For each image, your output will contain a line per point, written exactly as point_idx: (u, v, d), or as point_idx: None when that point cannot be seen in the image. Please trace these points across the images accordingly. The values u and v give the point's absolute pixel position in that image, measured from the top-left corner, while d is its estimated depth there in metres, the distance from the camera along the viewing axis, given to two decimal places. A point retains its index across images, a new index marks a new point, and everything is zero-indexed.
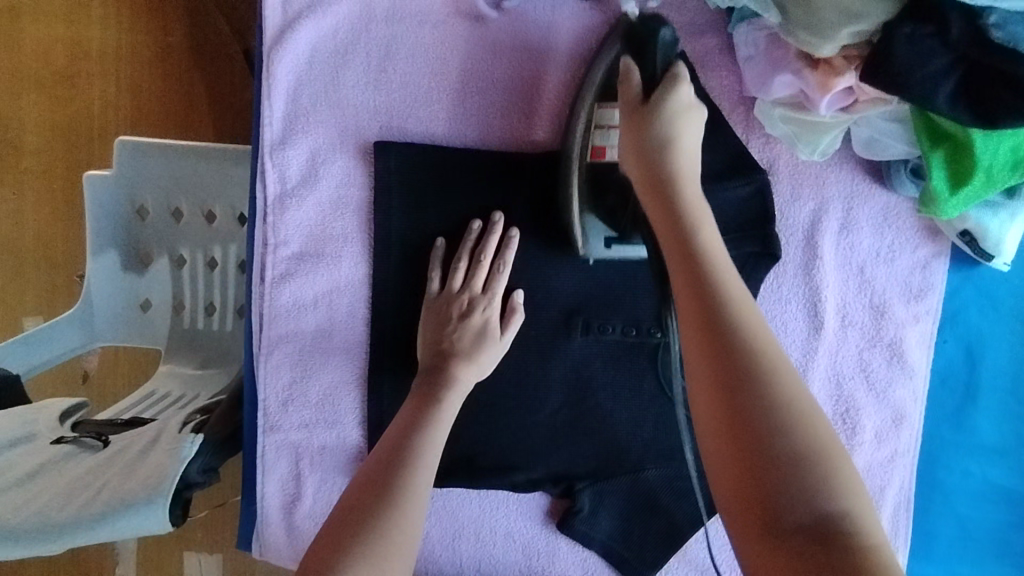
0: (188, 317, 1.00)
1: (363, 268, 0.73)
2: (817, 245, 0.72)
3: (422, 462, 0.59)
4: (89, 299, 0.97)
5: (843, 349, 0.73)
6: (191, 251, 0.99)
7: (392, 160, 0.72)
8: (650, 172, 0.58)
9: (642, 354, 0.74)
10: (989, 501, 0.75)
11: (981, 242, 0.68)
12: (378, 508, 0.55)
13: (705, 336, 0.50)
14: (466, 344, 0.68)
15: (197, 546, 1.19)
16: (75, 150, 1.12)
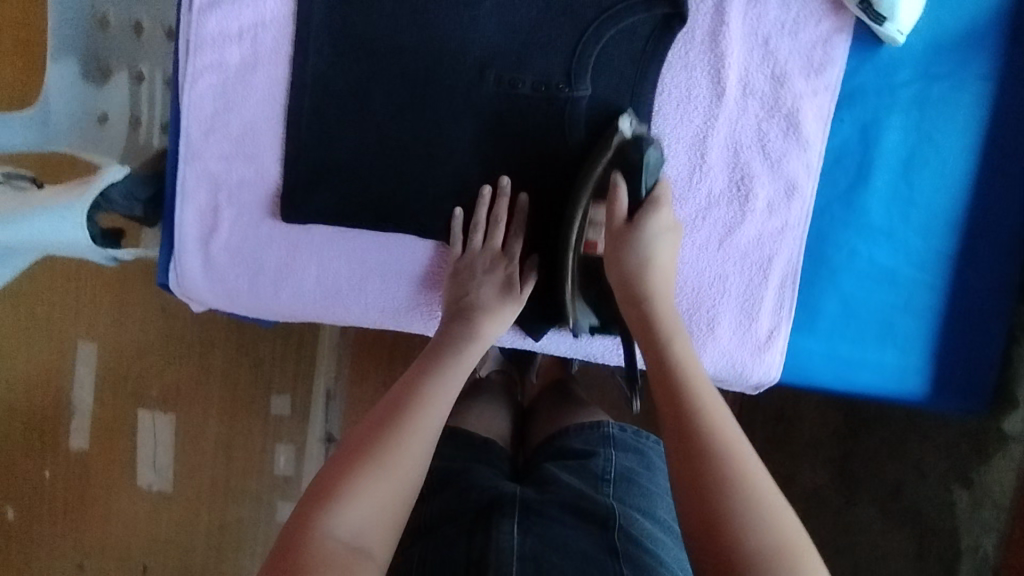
0: (144, 133, 1.01)
1: (289, 7, 0.76)
2: (725, 12, 0.75)
3: (431, 399, 0.62)
4: (46, 100, 0.96)
5: (743, 118, 0.77)
6: (150, 67, 1.00)
7: None
8: (627, 287, 0.69)
9: (550, 111, 0.77)
10: (874, 281, 0.79)
11: (876, 5, 0.72)
12: (383, 442, 0.57)
13: (689, 476, 0.53)
14: (491, 296, 0.75)
15: (150, 406, 1.27)
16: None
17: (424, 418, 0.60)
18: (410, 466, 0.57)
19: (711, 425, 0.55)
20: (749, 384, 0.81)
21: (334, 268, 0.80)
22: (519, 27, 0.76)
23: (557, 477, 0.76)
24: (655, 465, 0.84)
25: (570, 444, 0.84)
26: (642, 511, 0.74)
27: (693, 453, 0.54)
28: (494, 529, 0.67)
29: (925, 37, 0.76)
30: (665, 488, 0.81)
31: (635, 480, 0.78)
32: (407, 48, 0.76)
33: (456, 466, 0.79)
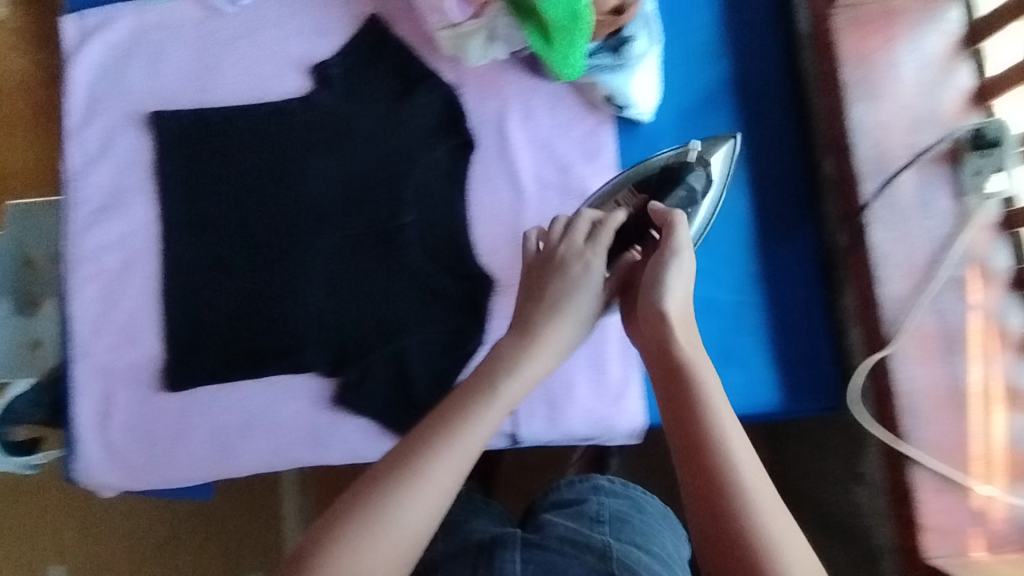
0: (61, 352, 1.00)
1: (152, 212, 0.91)
2: (507, 131, 0.92)
3: (452, 445, 0.59)
4: None
5: (545, 206, 0.90)
6: None
7: (165, 125, 0.92)
8: (664, 353, 0.64)
9: (384, 241, 0.90)
10: (702, 312, 0.88)
11: (617, 98, 0.88)
12: (396, 491, 0.56)
13: (708, 538, 0.55)
14: (578, 273, 0.71)
15: None
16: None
17: (441, 460, 0.58)
18: (391, 546, 0.55)
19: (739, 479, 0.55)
20: (623, 436, 0.87)
21: (222, 422, 0.87)
22: (343, 180, 0.90)
23: (553, 521, 0.79)
24: (647, 506, 0.84)
25: (560, 495, 0.85)
26: (642, 547, 0.77)
27: (712, 508, 0.55)
28: (495, 558, 0.75)
29: (675, 109, 0.91)
30: (660, 526, 0.82)
31: (629, 519, 0.80)
32: (254, 220, 0.90)
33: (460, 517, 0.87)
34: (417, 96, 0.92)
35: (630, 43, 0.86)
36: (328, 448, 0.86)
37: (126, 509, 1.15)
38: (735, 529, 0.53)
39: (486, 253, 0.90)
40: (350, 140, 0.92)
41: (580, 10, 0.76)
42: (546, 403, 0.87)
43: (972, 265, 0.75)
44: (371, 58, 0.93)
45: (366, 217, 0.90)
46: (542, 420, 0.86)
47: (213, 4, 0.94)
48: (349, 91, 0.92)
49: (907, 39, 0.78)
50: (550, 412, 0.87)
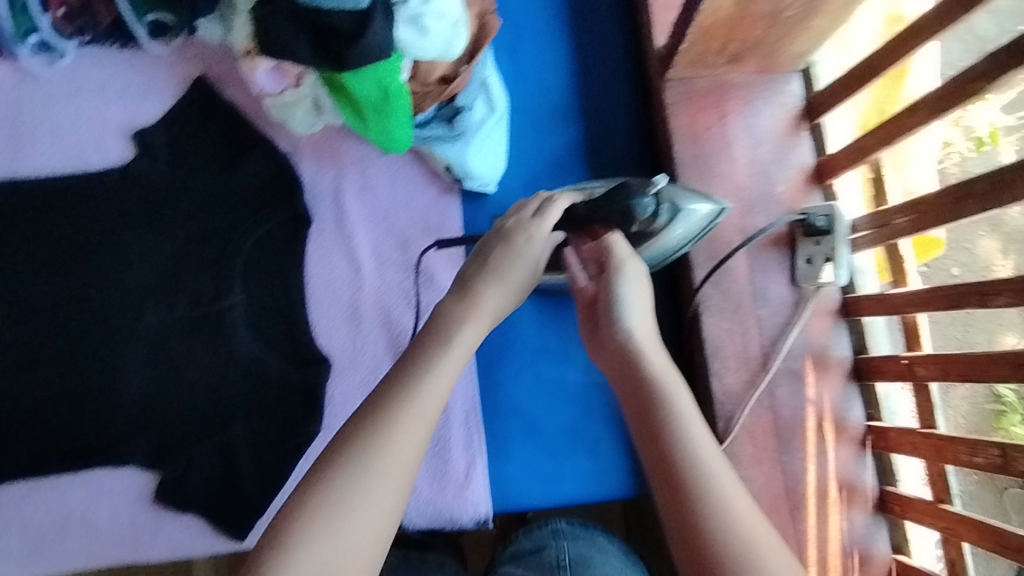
0: None
1: None
2: (344, 203, 0.86)
3: (416, 419, 0.52)
4: None
5: (384, 282, 0.85)
6: None
7: None
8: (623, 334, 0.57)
9: (211, 322, 0.84)
10: (549, 395, 0.84)
11: (455, 170, 0.83)
12: (331, 480, 0.49)
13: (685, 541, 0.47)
14: (507, 263, 0.63)
15: None
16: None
17: (399, 442, 0.51)
18: (354, 535, 0.47)
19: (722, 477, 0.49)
20: (466, 525, 0.81)
21: (32, 522, 0.81)
22: (167, 257, 0.85)
23: None
24: (605, 546, 0.84)
25: (519, 546, 0.85)
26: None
27: (685, 510, 0.48)
28: None
29: (519, 177, 0.87)
30: (621, 563, 0.83)
31: (591, 563, 0.81)
32: (72, 303, 0.84)
33: None
34: (247, 164, 0.87)
35: (462, 112, 0.81)
36: (149, 548, 0.80)
37: None
38: (701, 533, 0.46)
39: (323, 333, 0.85)
40: (176, 213, 0.86)
41: (394, 85, 0.72)
42: None
43: (807, 357, 0.70)
44: (199, 124, 0.87)
45: (193, 297, 0.84)
46: None
47: (23, 64, 0.87)
48: (176, 161, 0.87)
49: (740, 117, 0.75)
50: None
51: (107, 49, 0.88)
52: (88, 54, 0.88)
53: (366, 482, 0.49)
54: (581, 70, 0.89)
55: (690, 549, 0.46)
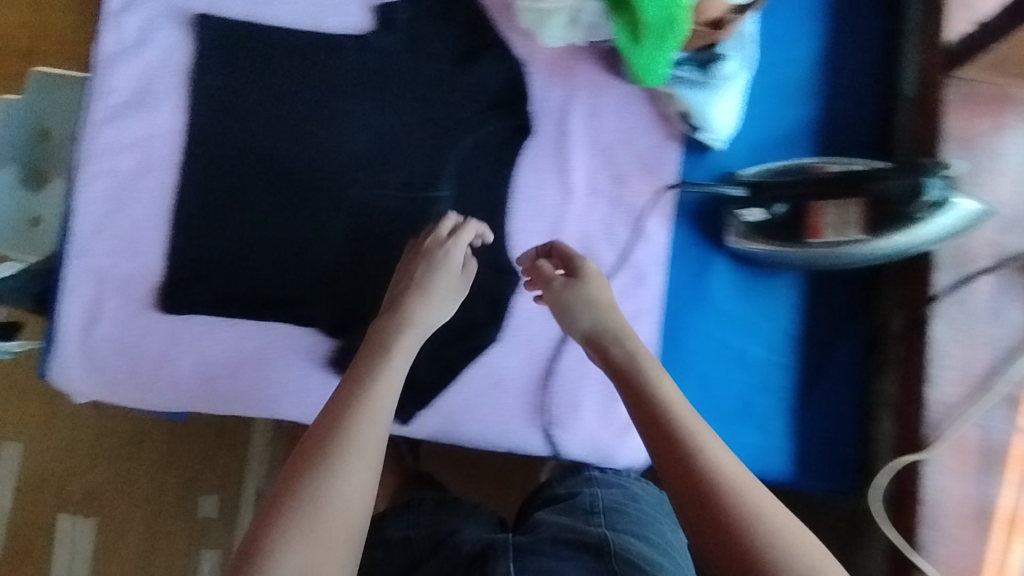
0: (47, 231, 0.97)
1: (179, 121, 0.84)
2: (568, 125, 0.85)
3: (370, 424, 0.57)
4: None
5: (591, 212, 0.84)
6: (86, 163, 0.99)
7: (211, 31, 0.85)
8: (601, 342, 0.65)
9: (416, 209, 0.84)
10: (729, 362, 0.84)
11: (693, 117, 0.81)
12: (308, 476, 0.54)
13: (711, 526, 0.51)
14: (411, 284, 0.70)
15: None
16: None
17: (359, 440, 0.56)
18: (342, 510, 0.53)
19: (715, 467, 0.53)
20: (619, 466, 0.83)
21: (210, 357, 0.83)
22: (385, 136, 0.85)
23: (539, 520, 0.73)
24: (641, 494, 0.78)
25: (552, 491, 0.78)
26: (641, 537, 0.71)
27: (700, 489, 0.52)
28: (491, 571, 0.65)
29: (747, 142, 0.86)
30: (655, 513, 0.76)
31: (622, 509, 0.74)
32: (284, 158, 0.84)
33: (443, 528, 0.74)
34: (480, 63, 0.85)
35: (721, 62, 0.79)
36: (315, 409, 0.83)
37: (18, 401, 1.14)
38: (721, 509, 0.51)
39: (518, 247, 0.84)
40: (403, 94, 0.85)
41: (677, 15, 0.68)
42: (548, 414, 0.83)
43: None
44: (440, 10, 0.86)
45: (402, 181, 0.84)
46: (541, 436, 0.83)
47: None
48: (412, 41, 0.85)
49: None
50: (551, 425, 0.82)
51: None
52: None
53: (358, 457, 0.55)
54: (830, 54, 0.87)
55: (710, 512, 0.51)
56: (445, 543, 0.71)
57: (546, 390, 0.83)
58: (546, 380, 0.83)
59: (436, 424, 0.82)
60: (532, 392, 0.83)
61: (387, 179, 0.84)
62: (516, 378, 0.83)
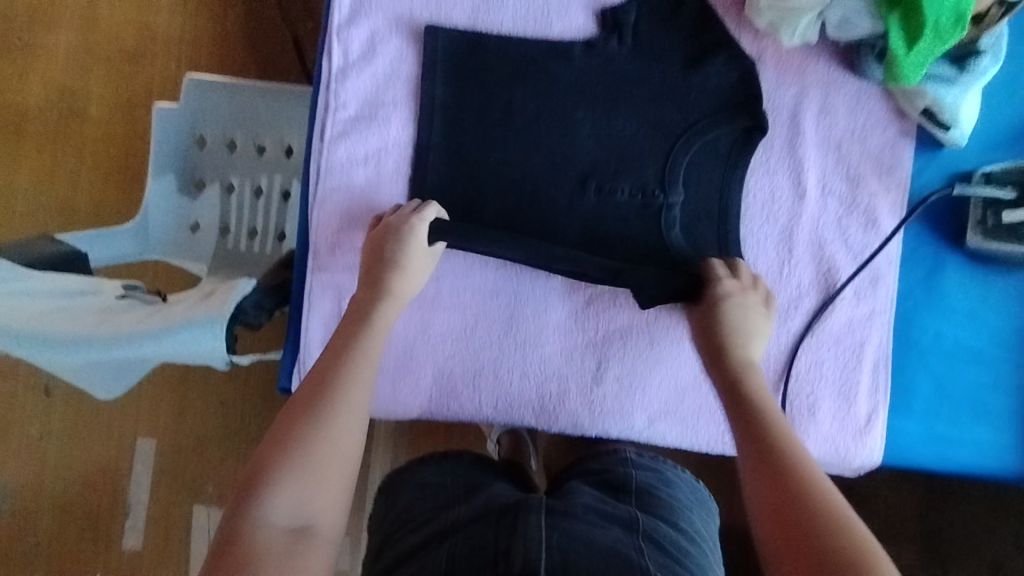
0: (233, 238, 1.30)
1: (408, 132, 0.85)
2: (800, 125, 0.84)
3: (351, 378, 0.64)
4: (148, 215, 1.28)
5: (824, 214, 0.84)
6: (241, 178, 1.30)
7: (439, 40, 0.85)
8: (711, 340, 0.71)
9: (648, 215, 0.84)
10: (962, 360, 0.83)
11: (939, 114, 0.79)
12: (305, 425, 0.61)
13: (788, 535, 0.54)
14: (732, 316, 0.72)
15: (208, 501, 1.33)
16: (131, 108, 1.52)
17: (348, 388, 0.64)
18: (335, 454, 0.60)
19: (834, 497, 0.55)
20: (853, 467, 0.83)
21: (448, 367, 0.85)
22: (614, 142, 0.84)
23: (578, 487, 0.72)
24: (675, 479, 0.78)
25: (587, 464, 0.78)
26: (666, 521, 0.70)
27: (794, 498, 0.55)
28: (521, 525, 0.61)
29: (983, 138, 0.83)
30: (688, 501, 0.76)
31: (655, 492, 0.73)
32: (514, 167, 0.84)
33: (467, 485, 0.72)
34: (712, 61, 0.84)
35: (979, 56, 0.76)
36: (553, 415, 0.84)
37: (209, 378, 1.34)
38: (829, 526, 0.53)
39: (750, 250, 0.84)
40: (630, 99, 0.84)
41: (967, 9, 0.68)
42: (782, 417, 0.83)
43: None
44: (667, 10, 0.85)
45: (633, 187, 0.84)
46: None
47: None
48: (637, 44, 0.85)
49: None
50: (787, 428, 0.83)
51: None
52: None
53: (342, 414, 0.62)
54: None
55: (780, 494, 0.56)
56: (477, 493, 0.69)
57: (782, 392, 0.83)
58: (783, 382, 0.83)
59: (669, 429, 0.84)
60: (767, 395, 0.83)
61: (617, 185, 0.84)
62: None
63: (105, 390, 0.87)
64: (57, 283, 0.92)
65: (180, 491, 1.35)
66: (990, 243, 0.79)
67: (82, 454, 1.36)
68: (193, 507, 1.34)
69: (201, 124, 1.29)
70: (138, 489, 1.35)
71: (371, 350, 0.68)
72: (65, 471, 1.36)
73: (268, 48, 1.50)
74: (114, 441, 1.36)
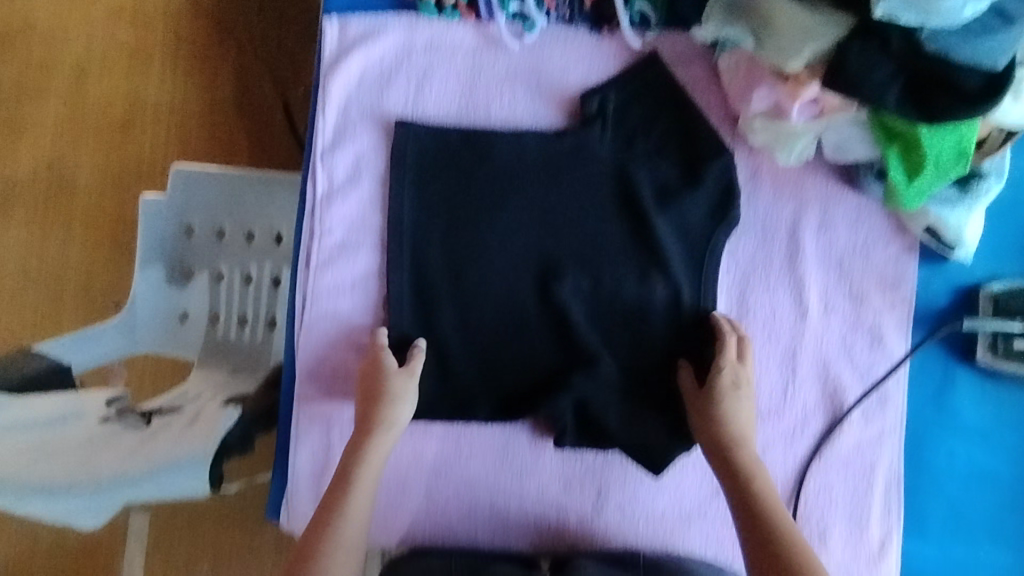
0: (222, 328, 1.24)
1: (382, 260, 0.83)
2: (800, 242, 0.82)
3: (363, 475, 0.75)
4: (134, 307, 1.21)
5: (827, 332, 0.81)
6: (231, 267, 1.25)
7: (410, 147, 0.82)
8: (714, 444, 0.76)
9: (634, 334, 0.82)
10: (975, 480, 0.81)
11: (942, 233, 0.78)
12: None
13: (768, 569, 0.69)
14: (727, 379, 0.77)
15: None
16: (119, 180, 1.40)
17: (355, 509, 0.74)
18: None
19: (789, 545, 0.69)
20: None
21: (443, 498, 0.82)
22: (602, 263, 0.82)
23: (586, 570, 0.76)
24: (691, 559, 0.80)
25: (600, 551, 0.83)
26: None
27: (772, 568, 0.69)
28: None
29: (987, 252, 0.82)
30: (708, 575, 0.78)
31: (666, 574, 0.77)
32: (499, 294, 0.82)
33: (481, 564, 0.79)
34: (709, 175, 0.81)
35: (982, 178, 0.74)
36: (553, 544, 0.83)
37: None
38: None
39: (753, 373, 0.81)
40: (620, 219, 0.82)
41: (969, 146, 0.67)
42: None
43: None
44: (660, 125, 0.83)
45: (617, 311, 0.82)
46: None
47: (493, 32, 0.84)
48: (628, 158, 0.82)
49: None
50: None
51: (574, 29, 0.85)
52: (553, 30, 0.84)
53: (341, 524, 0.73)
54: None
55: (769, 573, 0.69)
56: None
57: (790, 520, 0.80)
58: (792, 509, 0.80)
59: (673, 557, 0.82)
60: None
61: (613, 316, 0.82)
62: None
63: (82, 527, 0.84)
64: (44, 406, 0.89)
65: None
66: (1003, 364, 0.79)
67: None
68: None
69: (186, 212, 1.23)
70: None
71: (373, 463, 0.76)
72: None
73: (257, 114, 1.38)
74: None
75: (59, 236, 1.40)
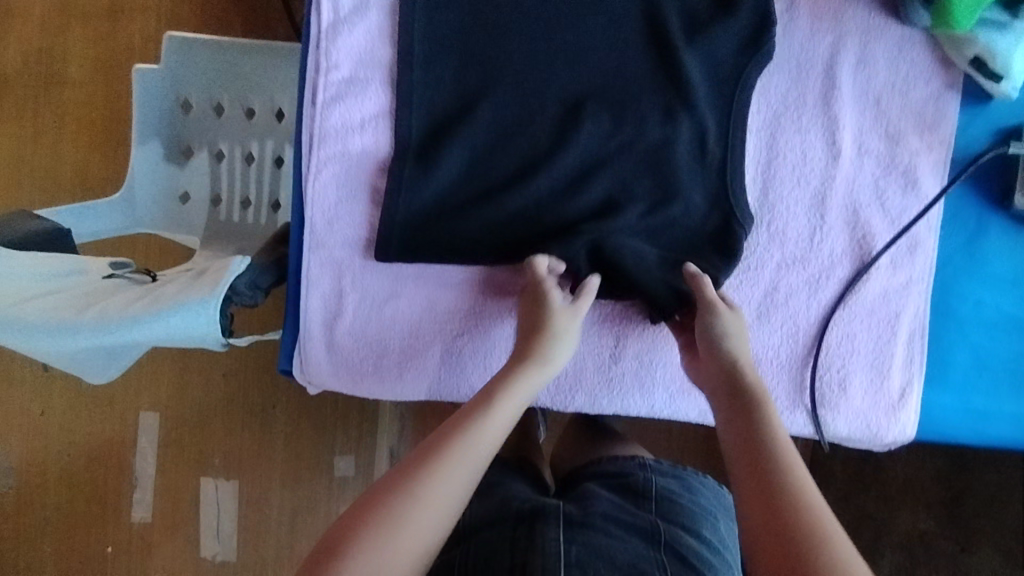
0: (224, 210, 1.16)
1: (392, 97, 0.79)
2: (836, 78, 0.77)
3: (490, 419, 0.61)
4: (132, 184, 1.13)
5: (859, 175, 0.78)
6: (230, 146, 1.15)
7: None
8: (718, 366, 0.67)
9: (659, 175, 0.77)
10: (1002, 330, 0.79)
11: (990, 62, 0.72)
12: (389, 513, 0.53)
13: (759, 491, 0.56)
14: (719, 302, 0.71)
15: (214, 471, 1.31)
16: (111, 69, 1.32)
17: (466, 452, 0.58)
18: (422, 530, 0.53)
19: (789, 471, 0.56)
20: (883, 444, 0.80)
21: (458, 346, 0.81)
22: (625, 100, 0.77)
23: (596, 493, 0.76)
24: (697, 485, 0.80)
25: (606, 469, 0.83)
26: (687, 528, 0.73)
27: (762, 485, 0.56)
28: (539, 536, 0.66)
29: None
30: (712, 506, 0.79)
31: (677, 498, 0.76)
32: (514, 131, 0.77)
33: (488, 482, 0.78)
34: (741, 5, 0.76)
35: None
36: (568, 394, 0.81)
37: (208, 358, 1.30)
38: (783, 506, 0.54)
39: (778, 218, 0.78)
40: (645, 53, 0.77)
41: None
42: (813, 392, 0.78)
43: None
44: None
45: (642, 152, 0.77)
46: (806, 418, 0.79)
47: None
48: None
49: None
50: (818, 403, 0.79)
51: None
52: None
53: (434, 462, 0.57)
54: None
55: (760, 496, 0.55)
56: (494, 493, 0.75)
57: (811, 368, 0.78)
58: (814, 357, 0.79)
59: (691, 407, 0.81)
60: (795, 370, 0.79)
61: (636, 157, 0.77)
62: (777, 355, 0.79)
63: (98, 374, 0.84)
64: (38, 262, 0.84)
65: (184, 464, 1.32)
66: None
67: (78, 430, 1.31)
68: (201, 477, 1.31)
69: (183, 85, 1.14)
70: (140, 463, 1.31)
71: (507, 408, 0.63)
72: (66, 446, 1.31)
73: None
74: (115, 413, 1.32)
75: (51, 131, 1.32)
